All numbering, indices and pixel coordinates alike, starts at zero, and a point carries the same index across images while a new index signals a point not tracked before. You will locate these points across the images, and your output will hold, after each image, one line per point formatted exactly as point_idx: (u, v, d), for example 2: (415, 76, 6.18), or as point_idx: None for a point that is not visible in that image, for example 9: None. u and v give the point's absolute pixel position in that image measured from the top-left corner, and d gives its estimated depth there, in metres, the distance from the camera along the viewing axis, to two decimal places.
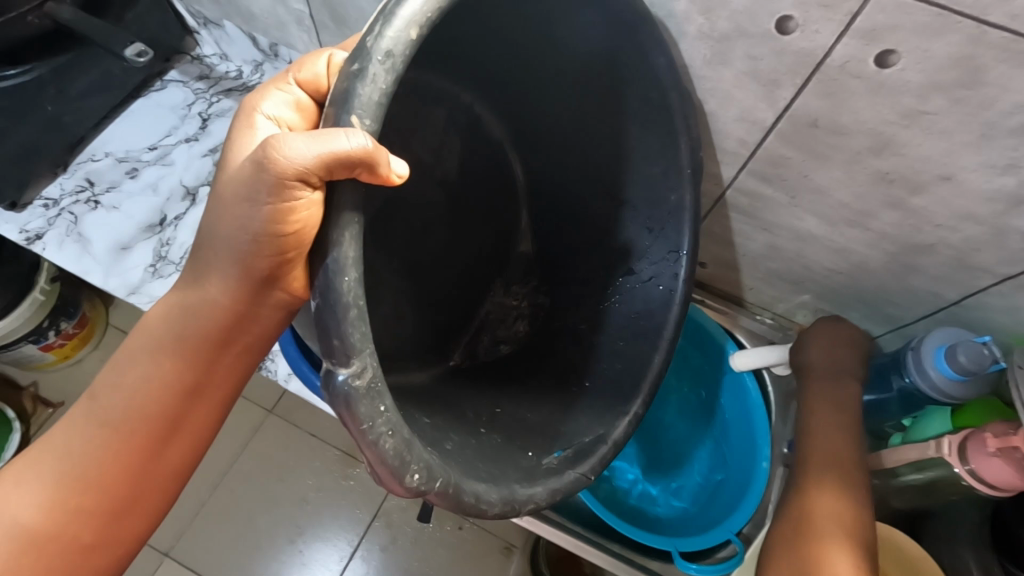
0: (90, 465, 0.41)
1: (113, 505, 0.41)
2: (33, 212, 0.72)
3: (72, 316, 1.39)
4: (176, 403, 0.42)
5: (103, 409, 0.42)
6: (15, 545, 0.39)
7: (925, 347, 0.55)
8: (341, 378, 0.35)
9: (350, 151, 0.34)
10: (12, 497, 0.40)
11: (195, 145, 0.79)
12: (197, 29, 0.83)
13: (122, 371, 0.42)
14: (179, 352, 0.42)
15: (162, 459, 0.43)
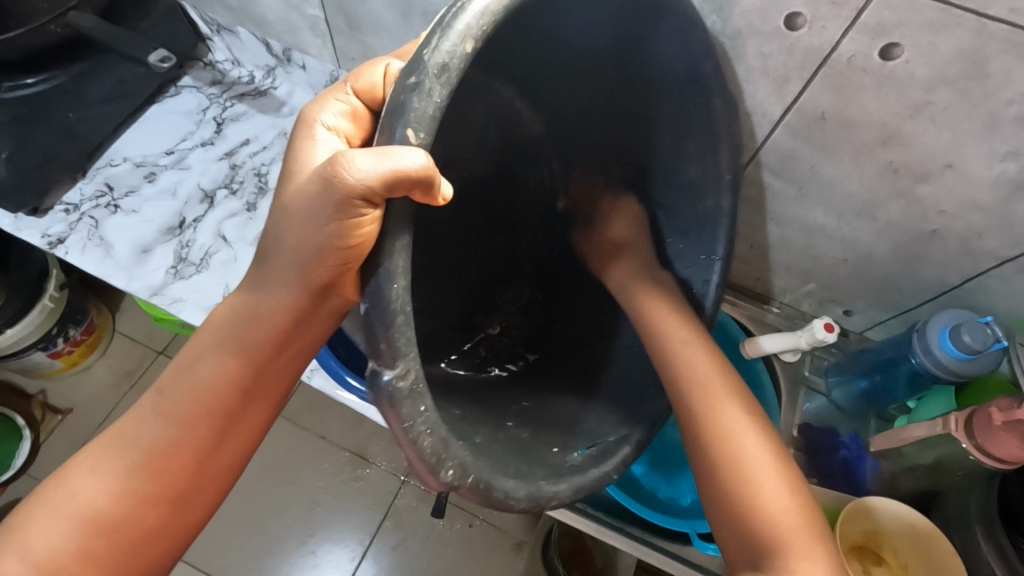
0: (156, 455, 0.44)
1: (173, 492, 0.45)
2: (55, 217, 0.73)
3: (80, 323, 1.40)
4: (236, 398, 0.45)
5: (171, 403, 0.45)
6: (89, 524, 0.43)
7: (930, 330, 0.57)
8: (386, 377, 0.37)
9: (414, 170, 0.36)
10: (86, 485, 0.44)
11: (210, 149, 0.81)
12: (210, 36, 0.84)
13: (188, 368, 0.46)
14: (240, 351, 0.45)
15: (219, 450, 0.46)
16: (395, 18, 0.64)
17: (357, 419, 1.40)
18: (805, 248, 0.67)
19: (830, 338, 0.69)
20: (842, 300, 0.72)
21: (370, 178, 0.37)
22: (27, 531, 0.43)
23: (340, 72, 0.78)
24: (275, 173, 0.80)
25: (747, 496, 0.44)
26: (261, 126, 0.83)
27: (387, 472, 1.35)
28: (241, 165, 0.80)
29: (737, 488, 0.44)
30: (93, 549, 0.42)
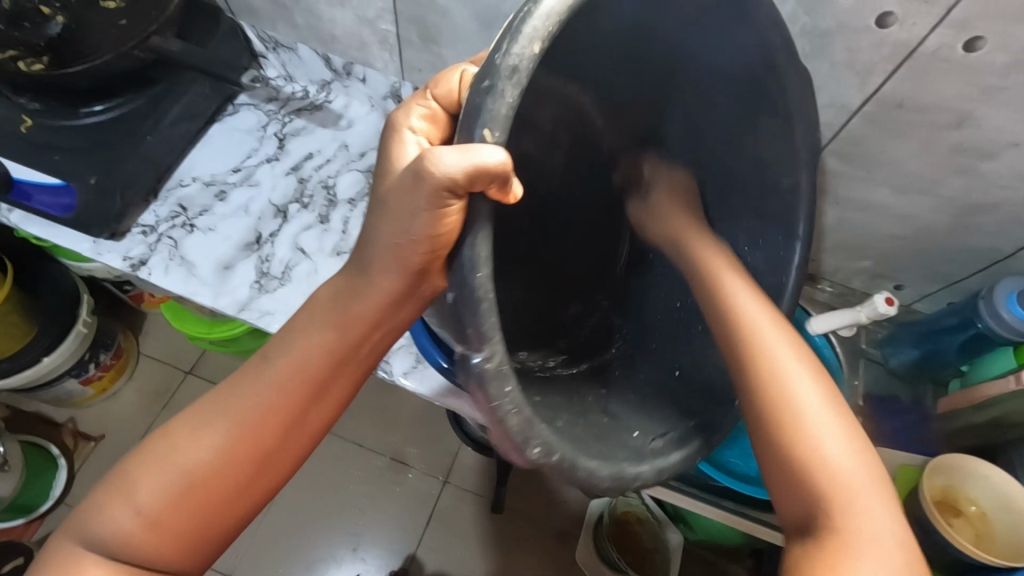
0: (254, 414, 0.45)
1: (263, 453, 0.46)
2: (133, 239, 0.74)
3: (110, 347, 1.36)
4: (329, 372, 0.46)
5: (272, 372, 0.46)
6: (182, 480, 0.44)
7: (996, 296, 0.63)
8: (476, 361, 0.38)
9: (494, 166, 0.36)
10: (187, 441, 0.45)
11: (276, 164, 0.82)
12: (264, 54, 0.86)
13: (288, 340, 0.47)
14: (341, 325, 0.45)
15: (308, 420, 0.47)
16: (474, 28, 0.67)
17: (392, 424, 1.37)
18: (864, 228, 0.71)
19: (890, 311, 0.74)
20: (893, 276, 0.77)
21: (455, 173, 0.36)
22: (133, 481, 0.44)
23: (403, 83, 0.81)
24: (343, 185, 0.82)
25: (797, 444, 0.42)
26: (322, 139, 0.85)
27: (426, 474, 1.33)
28: (308, 179, 0.82)
29: (788, 440, 0.43)
30: (190, 499, 0.44)
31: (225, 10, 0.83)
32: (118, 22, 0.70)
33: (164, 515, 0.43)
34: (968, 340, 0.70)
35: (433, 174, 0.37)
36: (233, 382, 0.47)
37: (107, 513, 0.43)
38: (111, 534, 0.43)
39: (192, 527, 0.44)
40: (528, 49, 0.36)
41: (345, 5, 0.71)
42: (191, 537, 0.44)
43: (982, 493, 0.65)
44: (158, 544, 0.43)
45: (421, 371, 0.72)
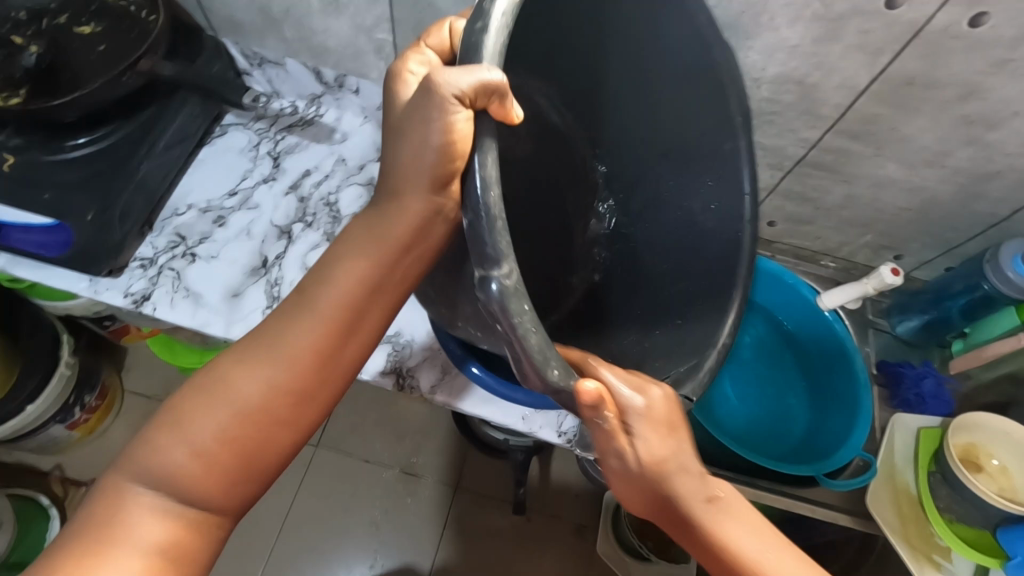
0: (298, 348, 0.47)
1: (308, 386, 0.47)
2: (133, 274, 0.71)
3: (95, 387, 1.29)
4: (367, 301, 0.47)
5: (314, 300, 0.47)
6: (233, 412, 0.45)
7: (1003, 258, 0.67)
8: (496, 283, 0.34)
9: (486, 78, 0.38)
10: (235, 377, 0.46)
11: (274, 185, 0.80)
12: (249, 70, 0.83)
13: (330, 271, 0.48)
14: (376, 257, 0.47)
15: (345, 350, 0.48)
16: None
17: (398, 435, 1.35)
18: (869, 201, 0.74)
19: (896, 281, 0.75)
20: (896, 246, 0.80)
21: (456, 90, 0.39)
22: (182, 414, 0.45)
23: None
24: (345, 200, 0.80)
25: None
26: (318, 154, 0.82)
27: (438, 483, 1.31)
28: (309, 197, 0.79)
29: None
30: (239, 429, 0.45)
31: (207, 27, 0.79)
32: (98, 48, 0.68)
33: (214, 447, 0.44)
34: (971, 304, 0.74)
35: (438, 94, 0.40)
36: (277, 319, 0.48)
37: (157, 446, 0.44)
38: (161, 468, 0.43)
39: (240, 459, 0.45)
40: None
41: (342, 15, 0.70)
42: (240, 467, 0.45)
43: (988, 442, 0.69)
44: (208, 475, 0.44)
45: (451, 381, 0.71)
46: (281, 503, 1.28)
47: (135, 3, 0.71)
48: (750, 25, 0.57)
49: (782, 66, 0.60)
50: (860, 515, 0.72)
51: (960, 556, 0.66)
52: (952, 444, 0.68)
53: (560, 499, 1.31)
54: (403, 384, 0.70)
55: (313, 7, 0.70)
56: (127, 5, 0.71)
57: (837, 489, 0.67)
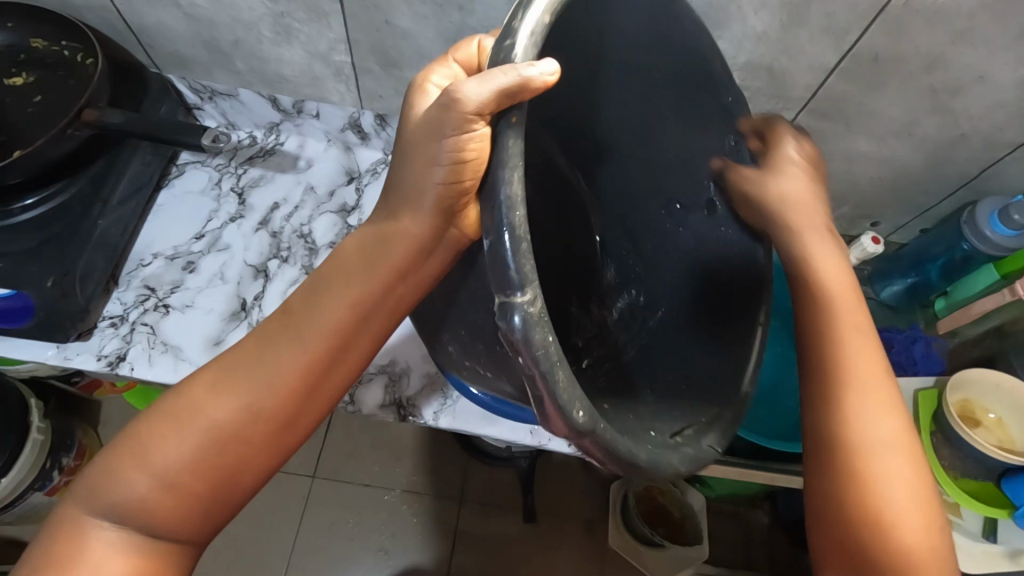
0: (274, 377, 0.44)
1: (282, 417, 0.44)
2: (103, 335, 0.67)
3: (71, 448, 1.21)
4: (346, 327, 0.45)
5: (298, 325, 0.45)
6: (204, 438, 0.42)
7: (980, 217, 0.69)
8: (518, 314, 0.33)
9: (514, 80, 0.34)
10: (207, 401, 0.43)
11: (243, 222, 0.76)
12: (200, 104, 0.79)
13: (317, 297, 0.46)
14: (364, 279, 0.45)
15: (327, 378, 0.45)
16: (439, 46, 0.65)
17: (397, 455, 1.33)
18: (844, 174, 0.74)
19: (877, 250, 0.77)
20: (871, 214, 0.81)
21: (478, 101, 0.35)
22: (147, 439, 0.42)
23: (362, 112, 0.77)
24: (319, 230, 0.77)
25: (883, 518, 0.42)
26: (285, 185, 0.80)
27: (443, 498, 1.30)
28: (281, 231, 0.76)
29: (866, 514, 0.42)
30: (208, 460, 0.42)
31: (149, 64, 0.74)
32: (35, 100, 0.64)
33: (181, 477, 0.42)
34: (949, 262, 0.76)
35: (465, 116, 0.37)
36: (253, 346, 0.45)
37: (120, 479, 0.41)
38: (126, 494, 0.41)
39: (208, 488, 0.43)
40: (542, 18, 0.37)
41: (294, 42, 0.66)
42: (209, 495, 0.43)
43: (982, 396, 0.71)
44: (175, 508, 0.42)
45: (452, 405, 0.69)
46: (283, 542, 1.23)
47: (69, 48, 0.66)
48: (719, 15, 0.56)
49: (751, 54, 0.59)
50: None
51: (970, 509, 0.67)
52: (950, 403, 0.70)
53: (565, 497, 1.31)
54: (405, 418, 0.69)
55: (263, 36, 0.66)
56: (60, 50, 0.66)
57: None
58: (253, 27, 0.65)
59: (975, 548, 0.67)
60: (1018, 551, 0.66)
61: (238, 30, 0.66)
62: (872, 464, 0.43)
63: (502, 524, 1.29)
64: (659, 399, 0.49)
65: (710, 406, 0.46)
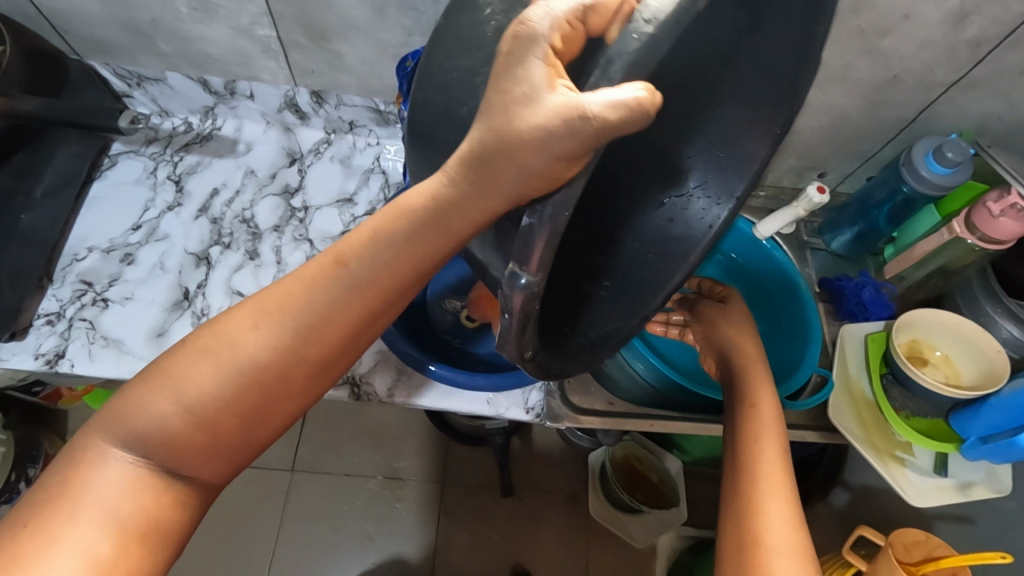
0: (319, 317, 0.37)
1: (324, 360, 0.38)
2: (39, 333, 0.64)
3: (38, 459, 1.18)
4: (404, 277, 0.37)
5: (351, 261, 0.37)
6: (239, 375, 0.37)
7: (917, 159, 0.69)
8: (523, 283, 0.31)
9: (636, 112, 0.26)
10: (242, 333, 0.37)
11: (181, 211, 0.74)
12: (128, 92, 0.76)
13: (378, 232, 0.36)
14: (430, 237, 0.36)
15: (375, 323, 0.39)
16: (365, 14, 0.63)
17: (374, 442, 1.32)
18: None
19: (824, 199, 0.77)
20: (818, 165, 0.82)
21: (580, 108, 0.27)
22: (177, 366, 0.37)
23: (297, 90, 0.75)
24: (262, 214, 0.75)
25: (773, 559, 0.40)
26: (224, 170, 0.78)
27: (424, 481, 1.30)
28: (222, 217, 0.75)
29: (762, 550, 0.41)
30: (243, 398, 0.37)
31: (70, 52, 0.71)
32: None
33: (211, 413, 0.37)
34: (893, 206, 0.77)
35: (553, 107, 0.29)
36: (303, 273, 0.38)
37: (145, 403, 0.36)
38: (150, 424, 0.36)
39: (236, 429, 0.38)
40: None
41: (214, 17, 0.64)
42: (235, 437, 0.38)
43: (929, 336, 0.72)
44: (197, 443, 0.37)
45: (409, 380, 0.69)
46: (265, 536, 1.22)
47: None
48: None
49: None
50: (825, 431, 0.72)
51: (922, 448, 0.68)
52: (898, 345, 0.71)
53: (545, 470, 1.32)
54: (360, 397, 0.68)
55: (181, 12, 0.64)
56: None
57: (800, 408, 0.69)
58: (169, 4, 0.63)
59: (925, 482, 0.67)
60: (966, 483, 0.67)
61: (153, 7, 0.63)
62: (768, 562, 0.40)
63: (485, 503, 1.29)
64: (604, 299, 0.49)
65: (613, 317, 0.48)
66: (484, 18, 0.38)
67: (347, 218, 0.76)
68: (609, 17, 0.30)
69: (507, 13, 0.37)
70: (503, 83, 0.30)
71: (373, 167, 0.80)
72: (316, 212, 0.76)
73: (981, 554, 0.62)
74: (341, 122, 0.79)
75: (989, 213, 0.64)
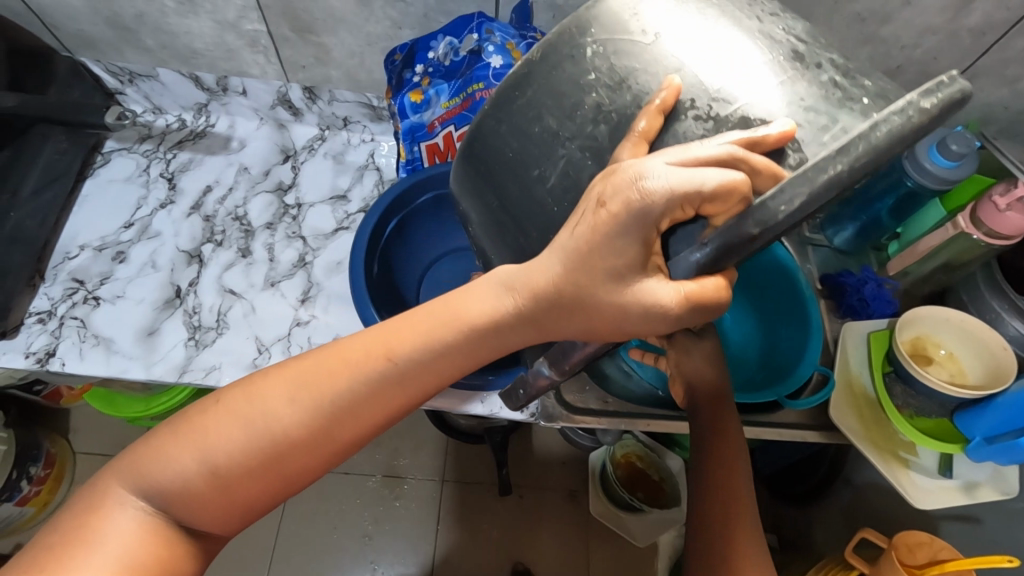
0: (354, 397, 0.36)
1: (355, 441, 0.38)
2: (30, 331, 0.64)
3: (39, 457, 1.18)
4: (447, 368, 0.37)
5: (396, 347, 0.36)
6: (268, 443, 0.36)
7: (920, 152, 0.68)
8: (546, 374, 0.50)
9: (713, 299, 0.33)
10: (276, 400, 0.36)
11: (173, 208, 0.74)
12: (121, 89, 0.76)
13: (428, 323, 0.36)
14: (478, 344, 0.37)
15: (407, 405, 0.38)
16: (351, 6, 0.61)
17: (373, 440, 1.32)
18: None
19: None
20: None
21: (662, 304, 0.32)
22: (206, 421, 0.36)
23: (289, 86, 0.74)
24: (254, 211, 0.75)
25: None
26: (217, 168, 0.77)
27: (424, 480, 1.29)
28: (214, 215, 0.74)
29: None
30: (264, 465, 0.36)
31: (60, 48, 0.71)
32: None
33: (234, 476, 0.36)
34: (897, 201, 0.75)
35: (636, 293, 0.33)
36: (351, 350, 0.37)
37: (168, 456, 0.35)
38: (170, 481, 0.35)
39: (253, 495, 0.37)
40: (838, 164, 0.27)
41: (200, 11, 0.63)
42: (253, 502, 0.37)
43: (932, 333, 0.70)
44: (214, 503, 0.36)
45: None
46: (265, 533, 1.22)
47: None
48: None
49: None
50: (825, 430, 0.70)
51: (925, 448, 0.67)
52: (901, 341, 0.69)
53: (546, 468, 1.31)
54: None
55: (167, 7, 0.63)
56: None
57: (801, 407, 0.68)
58: None
59: (929, 483, 0.65)
60: (971, 485, 0.65)
61: (139, 2, 0.62)
62: None
63: (485, 500, 1.28)
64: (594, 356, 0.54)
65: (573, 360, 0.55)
66: (585, 85, 0.34)
67: (341, 214, 0.75)
68: (725, 208, 0.30)
69: (612, 94, 0.34)
70: (601, 250, 0.32)
71: (367, 164, 0.79)
72: (309, 209, 0.75)
73: (988, 558, 0.60)
74: (334, 118, 0.79)
75: (995, 208, 0.63)
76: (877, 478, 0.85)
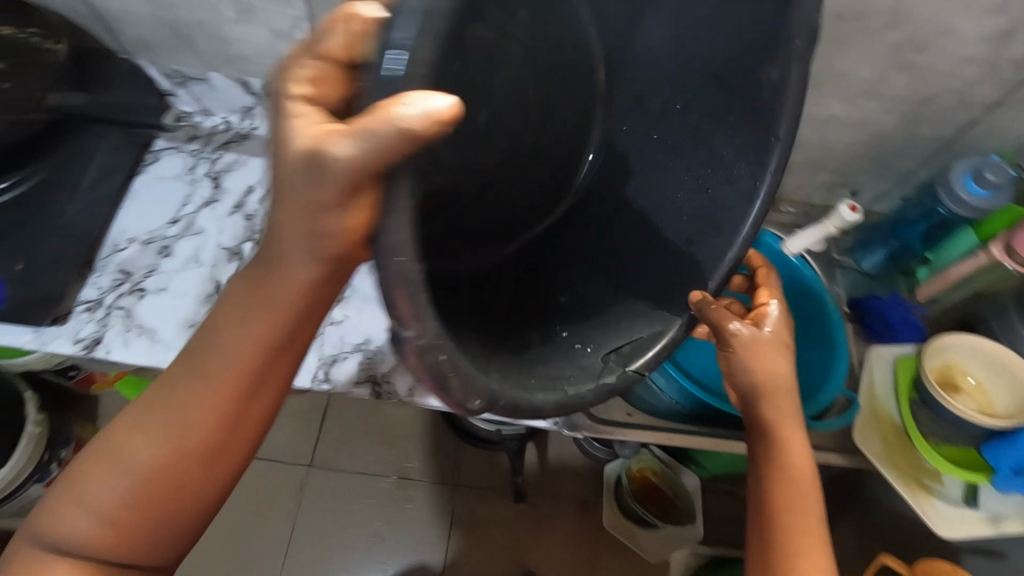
0: (201, 414, 0.38)
1: (262, 414, 0.40)
2: (79, 319, 0.67)
3: (69, 442, 1.20)
4: (238, 371, 0.37)
5: (188, 366, 0.38)
6: (132, 480, 0.37)
7: (954, 180, 0.69)
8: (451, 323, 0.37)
9: (440, 110, 0.26)
10: (128, 444, 0.37)
11: (217, 206, 0.77)
12: (173, 91, 0.79)
13: (217, 338, 0.37)
14: (259, 334, 0.36)
15: (253, 409, 0.39)
16: None
17: (390, 442, 1.34)
18: (819, 140, 0.74)
19: (856, 219, 0.77)
20: (851, 181, 0.81)
21: (401, 122, 0.25)
22: (82, 480, 0.38)
23: None
24: None
25: None
26: (260, 169, 0.80)
27: (437, 483, 1.30)
28: (256, 214, 0.77)
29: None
30: (145, 502, 0.37)
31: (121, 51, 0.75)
32: None
33: (122, 514, 0.37)
34: (928, 228, 0.75)
35: (381, 119, 0.26)
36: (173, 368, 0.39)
37: (61, 519, 0.37)
38: (76, 539, 0.37)
39: (148, 531, 0.38)
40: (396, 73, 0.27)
41: (258, 21, 0.66)
42: (159, 534, 0.38)
43: (961, 361, 0.70)
44: (123, 540, 0.37)
45: None
46: (280, 527, 1.24)
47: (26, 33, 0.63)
48: None
49: None
50: (849, 453, 0.70)
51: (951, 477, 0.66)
52: (928, 368, 0.69)
53: (559, 478, 1.31)
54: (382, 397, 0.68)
55: (225, 16, 0.66)
56: (22, 37, 0.62)
57: (824, 430, 0.68)
58: (216, 8, 0.65)
59: (954, 513, 0.65)
60: (997, 516, 0.65)
61: (201, 11, 0.66)
62: None
63: (498, 507, 1.29)
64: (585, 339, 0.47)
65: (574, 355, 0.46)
66: None
67: None
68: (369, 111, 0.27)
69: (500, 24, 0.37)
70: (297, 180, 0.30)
71: None
72: None
73: None
74: None
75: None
76: (897, 506, 0.83)
